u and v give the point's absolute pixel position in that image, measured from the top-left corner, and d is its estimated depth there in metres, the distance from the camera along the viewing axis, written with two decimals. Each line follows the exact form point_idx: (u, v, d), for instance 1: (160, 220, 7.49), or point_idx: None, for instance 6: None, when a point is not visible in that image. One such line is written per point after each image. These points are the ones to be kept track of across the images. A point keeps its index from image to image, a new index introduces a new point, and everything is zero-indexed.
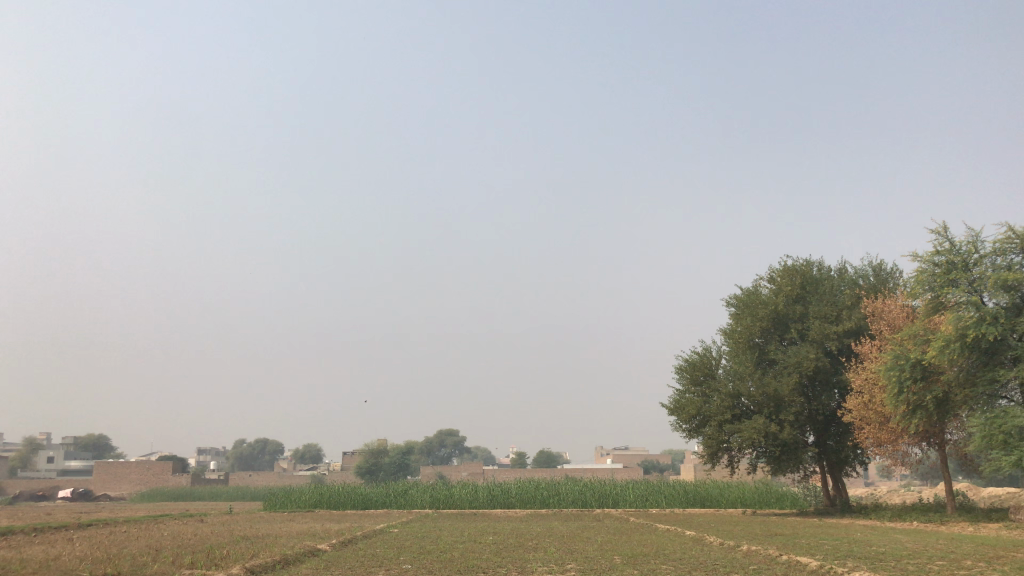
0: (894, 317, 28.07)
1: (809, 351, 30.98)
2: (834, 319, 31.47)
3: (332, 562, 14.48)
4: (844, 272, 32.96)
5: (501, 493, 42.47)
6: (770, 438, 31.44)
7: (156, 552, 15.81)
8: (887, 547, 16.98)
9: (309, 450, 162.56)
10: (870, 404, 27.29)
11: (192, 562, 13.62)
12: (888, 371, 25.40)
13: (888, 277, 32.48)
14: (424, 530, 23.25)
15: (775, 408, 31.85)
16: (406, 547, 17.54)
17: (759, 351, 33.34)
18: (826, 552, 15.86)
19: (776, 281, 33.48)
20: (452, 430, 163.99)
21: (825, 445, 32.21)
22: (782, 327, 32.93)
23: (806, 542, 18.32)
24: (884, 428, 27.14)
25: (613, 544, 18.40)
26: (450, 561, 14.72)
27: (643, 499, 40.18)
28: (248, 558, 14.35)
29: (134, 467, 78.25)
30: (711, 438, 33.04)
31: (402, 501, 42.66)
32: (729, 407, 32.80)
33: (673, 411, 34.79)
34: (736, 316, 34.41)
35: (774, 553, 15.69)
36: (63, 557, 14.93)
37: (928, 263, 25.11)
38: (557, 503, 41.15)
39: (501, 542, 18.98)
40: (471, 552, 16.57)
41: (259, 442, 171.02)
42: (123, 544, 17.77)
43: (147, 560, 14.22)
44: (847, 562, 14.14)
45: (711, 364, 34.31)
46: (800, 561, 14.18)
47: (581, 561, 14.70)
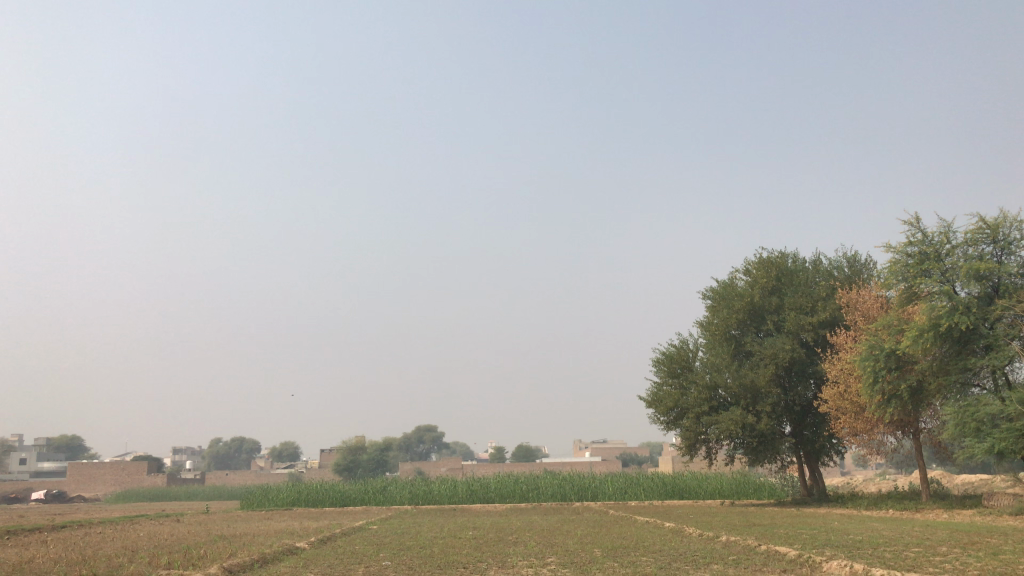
0: (868, 307, 28.32)
1: (785, 342, 31.18)
2: (810, 310, 31.70)
3: (310, 559, 14.38)
4: (819, 263, 33.20)
5: (480, 488, 42.46)
6: (747, 429, 31.62)
7: (133, 552, 15.63)
8: (863, 536, 17.13)
9: (287, 448, 161.70)
10: (845, 394, 27.51)
11: (168, 562, 13.46)
12: (863, 361, 25.61)
13: (862, 268, 32.76)
14: (403, 527, 23.18)
15: (752, 399, 32.05)
16: (386, 544, 17.47)
17: (735, 343, 33.53)
18: (804, 541, 15.97)
19: (752, 273, 33.69)
20: (431, 426, 163.78)
21: (801, 435, 32.46)
22: (758, 318, 33.13)
23: (784, 532, 18.44)
24: (860, 417, 27.38)
25: (594, 537, 18.43)
26: (430, 558, 14.66)
27: (622, 492, 40.32)
28: (226, 557, 14.23)
29: (108, 468, 77.45)
30: (689, 430, 33.19)
31: (381, 498, 42.52)
32: (707, 398, 32.95)
33: (651, 404, 34.90)
34: (712, 309, 34.58)
35: (753, 542, 15.78)
36: (37, 560, 14.70)
37: (901, 254, 25.34)
38: (536, 497, 41.20)
39: (481, 537, 18.95)
40: (451, 547, 16.53)
41: (236, 441, 169.82)
42: (99, 546, 17.54)
43: (123, 561, 14.06)
44: (825, 550, 14.27)
45: (688, 356, 34.45)
46: (778, 550, 14.27)
47: (562, 555, 14.71)
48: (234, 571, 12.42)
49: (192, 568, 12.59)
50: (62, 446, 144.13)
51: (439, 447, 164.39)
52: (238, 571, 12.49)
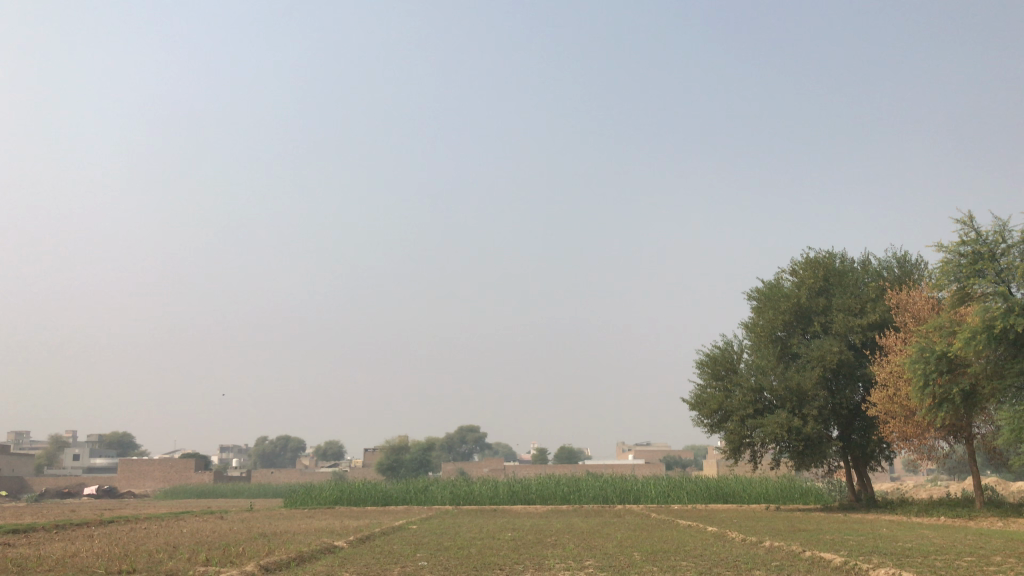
0: (919, 309, 27.60)
1: (832, 344, 30.52)
2: (858, 312, 30.96)
3: (348, 558, 14.34)
4: (868, 263, 32.42)
5: (522, 490, 42.31)
6: (793, 432, 31.02)
7: (173, 548, 15.73)
8: (913, 543, 16.59)
9: (332, 447, 163.26)
10: (895, 398, 26.79)
11: (208, 559, 13.53)
12: (913, 364, 24.92)
13: (913, 269, 31.91)
14: (442, 527, 23.12)
15: (798, 402, 31.44)
16: (424, 544, 17.37)
17: (782, 345, 32.93)
18: (851, 548, 15.52)
19: (798, 273, 33.05)
20: (474, 426, 164.21)
21: (849, 439, 31.76)
22: (805, 320, 32.48)
23: (830, 538, 17.96)
24: (910, 422, 26.66)
25: (634, 541, 18.14)
26: (468, 558, 14.52)
27: (665, 495, 39.85)
28: (264, 555, 14.24)
29: (156, 465, 78.88)
30: (734, 433, 32.66)
31: (422, 498, 42.56)
32: (752, 401, 32.38)
33: (694, 406, 34.42)
34: (758, 310, 34.00)
35: (797, 549, 15.37)
36: (81, 554, 14.90)
37: (953, 253, 24.62)
38: (578, 499, 40.92)
39: (520, 539, 18.80)
40: (489, 548, 16.40)
41: (282, 439, 171.85)
42: (141, 541, 17.74)
43: (163, 557, 14.14)
44: (873, 558, 13.82)
45: (732, 358, 33.91)
46: (824, 557, 13.87)
47: (600, 558, 14.49)
48: (270, 568, 12.43)
49: (230, 566, 12.62)
50: (114, 443, 147.27)
51: (481, 448, 164.60)
52: (274, 568, 12.49)
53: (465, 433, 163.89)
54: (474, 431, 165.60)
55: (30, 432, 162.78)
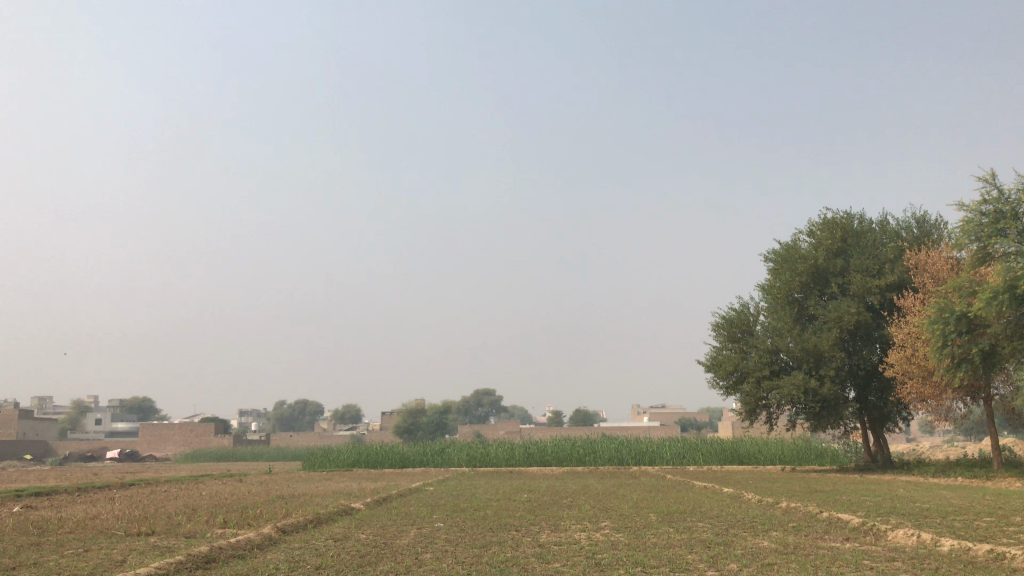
0: (938, 269, 27.26)
1: (850, 305, 30.23)
2: (877, 273, 30.63)
3: (365, 520, 14.40)
4: (886, 224, 32.02)
5: (538, 452, 42.55)
6: (810, 394, 30.93)
7: (192, 511, 15.84)
8: (931, 504, 16.49)
9: (349, 410, 164.68)
10: (913, 358, 26.54)
11: (225, 521, 13.60)
12: (932, 324, 24.66)
13: (932, 229, 31.50)
14: (459, 489, 23.25)
15: (815, 363, 31.28)
16: (441, 506, 17.46)
17: (798, 306, 32.70)
18: (868, 509, 15.41)
19: (816, 234, 32.68)
20: (490, 389, 165.14)
21: (865, 400, 31.64)
22: (822, 281, 32.19)
23: (848, 499, 17.89)
24: (928, 382, 26.47)
25: (649, 502, 18.11)
26: (484, 520, 14.54)
27: (680, 456, 39.98)
28: (281, 517, 14.31)
29: (177, 429, 79.83)
30: (750, 395, 32.59)
31: (439, 460, 42.91)
32: (768, 362, 32.25)
33: (710, 368, 34.35)
34: (775, 271, 33.74)
35: (814, 509, 15.31)
36: (102, 516, 15.03)
37: (974, 213, 24.26)
38: (594, 460, 41.12)
39: (536, 500, 18.82)
40: (506, 510, 16.45)
41: (300, 403, 173.30)
42: (161, 504, 17.89)
43: (182, 519, 14.21)
44: (891, 519, 13.73)
45: (749, 320, 33.74)
46: (841, 518, 13.79)
47: (616, 520, 14.44)
48: (287, 530, 12.49)
49: (248, 528, 12.70)
50: (135, 407, 149.11)
51: (498, 411, 165.63)
52: (291, 531, 12.54)
53: (481, 396, 164.87)
54: (489, 395, 166.53)
55: (52, 398, 164.77)
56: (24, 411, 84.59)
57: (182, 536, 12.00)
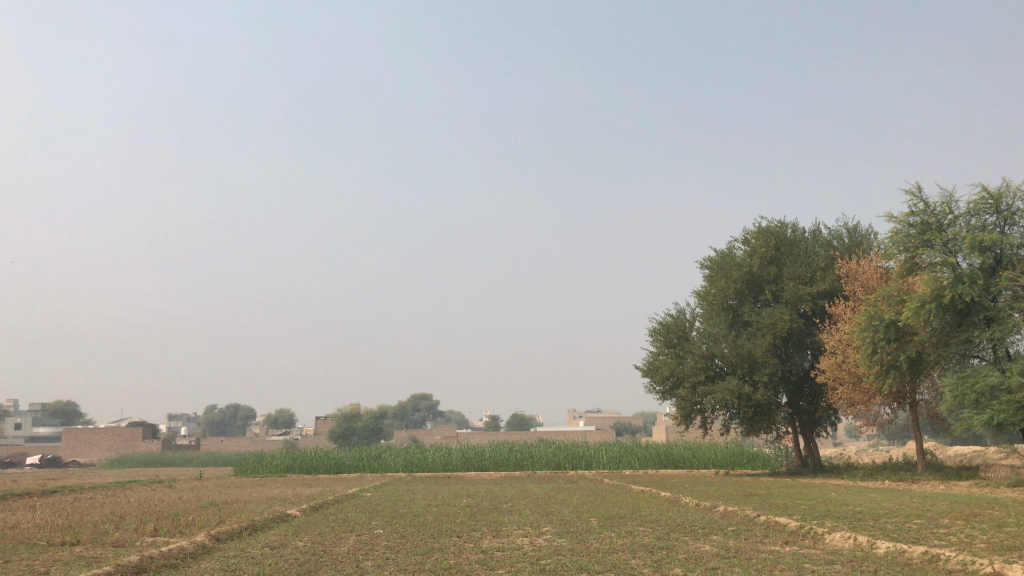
0: (868, 278, 27.97)
1: (783, 312, 30.81)
2: (809, 281, 31.33)
3: (302, 528, 14.07)
4: (818, 233, 32.80)
5: (475, 456, 42.37)
6: (743, 399, 31.41)
7: (120, 519, 15.31)
8: (862, 506, 16.92)
9: (282, 415, 161.95)
10: (843, 364, 27.17)
11: (156, 530, 13.13)
12: (862, 332, 25.27)
13: (862, 238, 32.38)
14: (397, 494, 23.00)
15: (749, 369, 31.79)
16: (380, 512, 17.22)
17: (733, 313, 33.23)
18: (804, 512, 15.68)
19: (750, 242, 33.28)
20: (426, 394, 164.37)
21: (796, 406, 32.25)
22: (756, 289, 32.79)
23: (783, 503, 18.21)
24: (857, 388, 27.09)
25: (589, 506, 18.16)
26: (424, 526, 14.35)
27: (616, 461, 40.24)
28: (214, 525, 13.89)
29: (103, 434, 77.38)
30: (685, 400, 32.96)
31: (375, 465, 42.37)
32: (703, 368, 32.66)
33: (646, 374, 34.66)
34: (710, 278, 34.23)
35: (751, 513, 15.55)
36: (23, 525, 14.40)
37: (902, 224, 25.00)
38: (530, 465, 41.10)
39: (476, 505, 18.71)
40: (445, 515, 16.30)
41: (231, 408, 169.72)
42: (86, 512, 17.22)
43: (110, 528, 13.70)
44: (826, 521, 14.02)
45: (685, 326, 34.19)
46: (779, 522, 14.03)
47: (558, 524, 14.40)
48: (221, 539, 12.10)
49: (179, 537, 12.25)
50: (57, 412, 144.25)
51: (434, 415, 164.77)
52: (225, 539, 12.15)
53: (418, 401, 164.04)
54: (426, 399, 165.69)
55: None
56: None
57: (110, 546, 11.53)
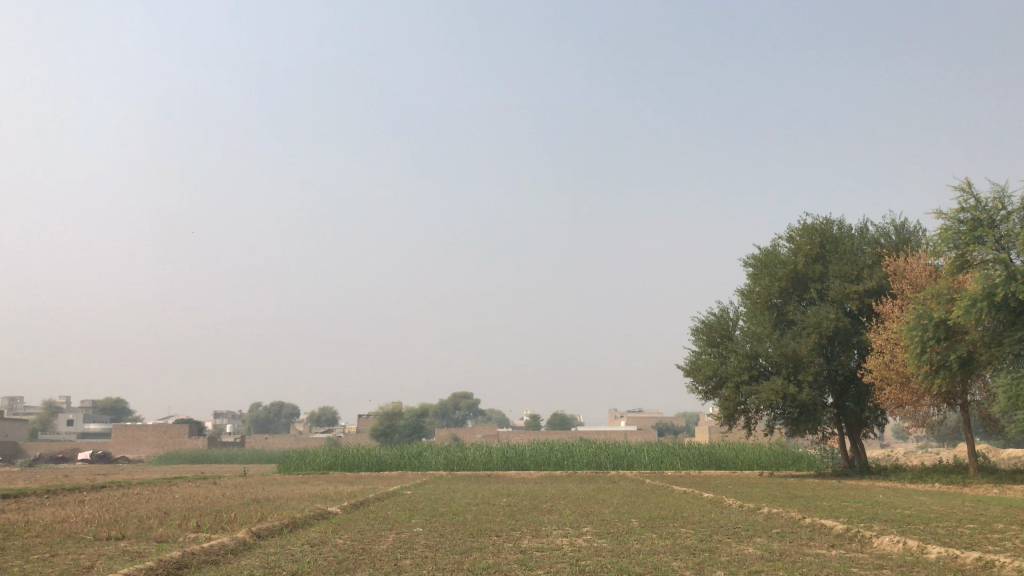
0: (917, 276, 27.32)
1: (829, 311, 30.26)
2: (855, 279, 30.71)
3: (342, 525, 14.09)
4: (865, 230, 32.14)
5: (516, 456, 42.32)
6: (788, 399, 30.93)
7: (165, 514, 15.49)
8: (911, 510, 16.50)
9: (325, 413, 163.63)
10: (891, 364, 26.58)
11: (199, 525, 13.28)
12: (911, 331, 24.70)
13: (910, 235, 31.66)
14: (437, 492, 23.03)
15: (793, 369, 31.28)
16: (419, 510, 17.23)
17: (777, 312, 32.73)
18: (851, 515, 15.33)
19: (795, 240, 32.75)
20: (467, 393, 164.91)
21: (842, 406, 31.65)
22: (801, 287, 32.26)
23: (829, 505, 17.82)
24: (906, 388, 26.49)
25: (630, 507, 17.97)
26: (463, 525, 14.30)
27: (658, 461, 39.89)
28: (256, 521, 13.98)
29: (150, 431, 78.84)
30: (729, 400, 32.56)
31: (416, 464, 42.53)
32: (747, 367, 32.22)
33: (689, 373, 34.32)
34: (754, 277, 33.75)
35: (795, 515, 15.25)
36: (71, 519, 14.62)
37: (952, 220, 24.38)
38: (571, 464, 40.93)
39: (516, 505, 18.62)
40: (485, 514, 16.25)
41: (276, 405, 171.97)
42: (133, 507, 17.48)
43: (154, 523, 13.85)
44: (874, 525, 13.66)
45: (728, 325, 33.76)
46: (825, 524, 13.71)
47: (598, 525, 14.26)
48: (262, 536, 12.14)
49: (221, 533, 12.33)
50: (108, 408, 147.43)
51: (475, 414, 165.18)
52: (266, 536, 12.20)
53: (459, 399, 164.63)
54: (467, 398, 166.18)
55: (23, 398, 162.32)
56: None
57: (153, 541, 11.64)
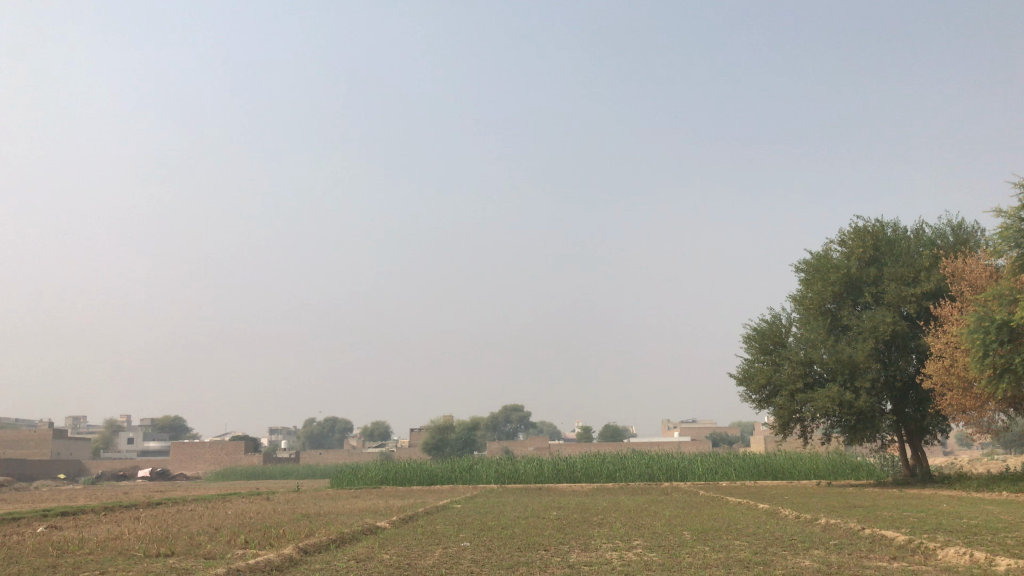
0: (976, 277, 26.47)
1: (886, 315, 29.47)
2: (912, 281, 29.86)
3: (389, 540, 14.00)
4: (921, 232, 31.22)
5: (567, 468, 41.95)
6: (845, 407, 30.14)
7: (215, 530, 15.57)
8: (978, 520, 15.88)
9: (378, 428, 164.94)
10: (952, 368, 25.72)
11: (247, 541, 13.31)
12: (972, 333, 23.90)
13: (969, 236, 30.67)
14: (487, 506, 22.92)
15: (850, 375, 30.48)
16: (468, 524, 17.13)
17: (831, 317, 31.97)
18: (914, 525, 14.83)
19: (847, 244, 31.99)
20: (519, 406, 164.82)
21: (902, 413, 30.74)
22: (856, 291, 31.47)
23: (891, 515, 17.25)
24: (968, 393, 25.63)
25: (683, 519, 17.61)
26: (512, 539, 14.11)
27: (712, 471, 39.22)
28: (303, 537, 13.96)
29: (208, 447, 80.12)
30: (783, 408, 31.84)
31: (467, 477, 42.44)
32: (801, 374, 31.52)
33: (742, 381, 33.70)
34: (806, 282, 33.03)
35: (855, 526, 14.77)
36: (124, 536, 14.77)
37: (1012, 219, 23.56)
38: (623, 476, 40.46)
39: (566, 518, 18.39)
40: (534, 528, 16.07)
41: (328, 421, 173.37)
42: (185, 523, 17.62)
43: (204, 539, 13.92)
44: (939, 536, 13.13)
45: (781, 332, 33.04)
46: (886, 536, 13.22)
47: (649, 538, 13.94)
48: (308, 552, 12.10)
49: (268, 549, 12.31)
50: (166, 426, 150.43)
51: (526, 426, 164.78)
52: (312, 552, 12.15)
53: (510, 412, 164.76)
54: (519, 410, 166.13)
55: (86, 417, 166.09)
56: (58, 431, 85.37)
57: (201, 558, 11.68)
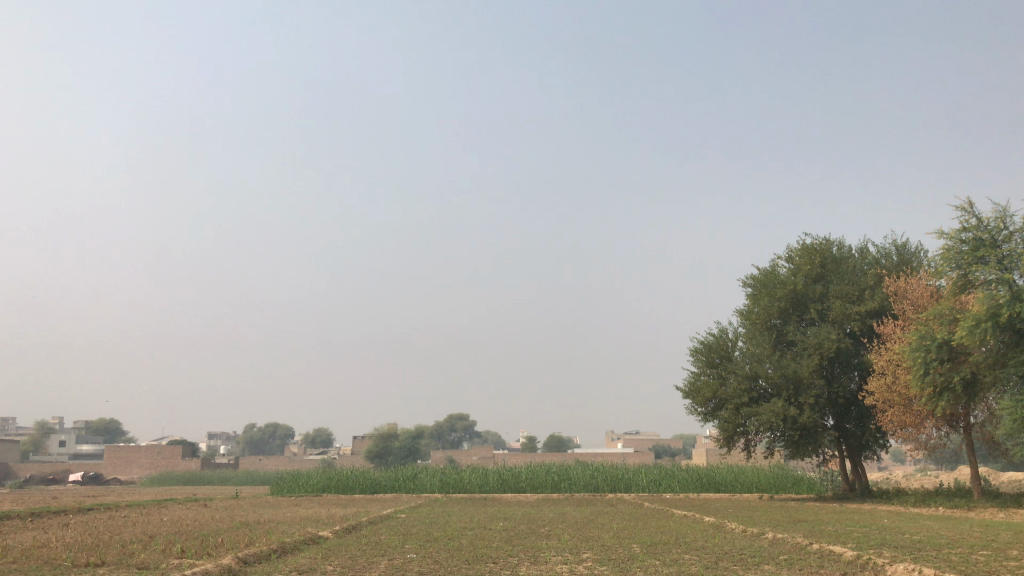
0: (918, 297, 26.97)
1: (830, 332, 29.89)
2: (856, 299, 30.33)
3: (332, 550, 13.60)
4: (866, 251, 31.80)
5: (512, 477, 41.77)
6: (789, 421, 30.45)
7: (150, 538, 14.96)
8: (920, 535, 16.07)
9: (321, 434, 162.85)
10: (893, 386, 26.13)
11: (183, 551, 12.79)
12: (913, 352, 24.28)
13: (911, 256, 31.30)
14: (431, 515, 22.60)
15: (794, 391, 30.83)
16: (413, 534, 16.77)
17: (776, 332, 32.35)
18: (859, 540, 14.92)
19: (794, 260, 32.43)
20: (463, 415, 163.90)
21: (843, 428, 31.17)
22: (801, 307, 31.88)
23: (835, 530, 17.37)
24: (908, 411, 26.01)
25: (631, 531, 17.55)
26: (459, 550, 13.81)
27: (656, 483, 39.39)
28: (242, 546, 13.46)
29: (144, 451, 77.97)
30: (728, 422, 32.06)
31: (411, 486, 41.92)
32: (746, 389, 31.79)
33: (688, 395, 33.87)
34: (753, 297, 33.38)
35: (802, 540, 14.82)
36: (52, 544, 14.09)
37: (953, 240, 24.10)
38: (568, 487, 40.41)
39: (513, 529, 18.16)
40: (482, 539, 15.82)
41: (270, 426, 170.55)
42: (118, 531, 16.92)
43: (137, 548, 13.36)
44: (884, 551, 13.22)
45: (727, 345, 33.28)
46: (833, 550, 13.25)
47: (598, 551, 13.76)
48: (248, 562, 11.62)
49: (204, 559, 11.80)
50: (101, 429, 146.48)
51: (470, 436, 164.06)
52: (252, 563, 11.67)
53: (455, 421, 164.13)
54: (463, 419, 165.34)
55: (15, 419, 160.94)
56: None
57: (134, 568, 11.17)
